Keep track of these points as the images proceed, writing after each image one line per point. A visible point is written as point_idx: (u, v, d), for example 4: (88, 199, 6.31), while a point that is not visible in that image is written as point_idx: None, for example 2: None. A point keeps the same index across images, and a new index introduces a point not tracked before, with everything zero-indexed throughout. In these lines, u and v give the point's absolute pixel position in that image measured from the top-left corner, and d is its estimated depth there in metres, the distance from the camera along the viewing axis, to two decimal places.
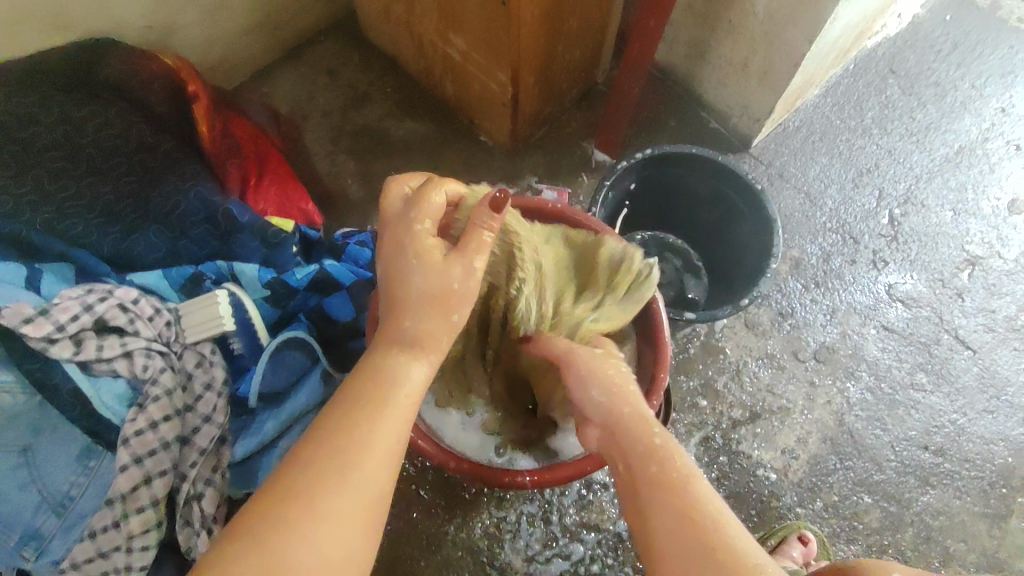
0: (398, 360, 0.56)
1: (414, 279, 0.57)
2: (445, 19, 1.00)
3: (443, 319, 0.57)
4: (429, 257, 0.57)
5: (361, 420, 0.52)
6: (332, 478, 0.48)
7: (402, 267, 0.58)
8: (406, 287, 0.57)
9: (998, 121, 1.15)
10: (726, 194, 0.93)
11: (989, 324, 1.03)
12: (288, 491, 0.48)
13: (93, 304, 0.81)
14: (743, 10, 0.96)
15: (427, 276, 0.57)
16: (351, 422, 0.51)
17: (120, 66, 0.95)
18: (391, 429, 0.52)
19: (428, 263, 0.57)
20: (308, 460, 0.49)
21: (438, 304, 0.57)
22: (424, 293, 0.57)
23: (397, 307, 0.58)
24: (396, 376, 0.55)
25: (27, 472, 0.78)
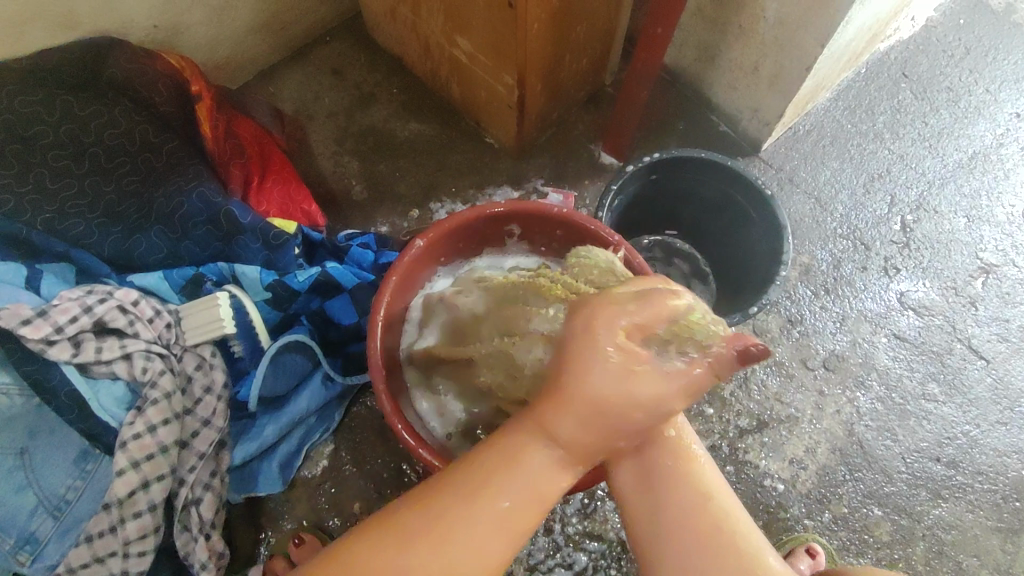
0: (538, 450, 0.45)
1: (586, 376, 0.43)
2: (452, 20, 0.99)
3: (608, 436, 0.44)
4: (614, 362, 0.42)
5: (466, 504, 0.45)
6: (418, 560, 0.45)
7: (572, 343, 0.44)
8: (582, 382, 0.43)
9: (1012, 127, 1.13)
10: (736, 199, 0.91)
11: (1002, 334, 1.01)
12: (371, 555, 0.45)
13: (92, 306, 0.80)
14: (754, 13, 0.94)
15: (596, 371, 0.42)
16: (454, 505, 0.46)
17: (125, 65, 0.94)
18: (498, 527, 0.45)
19: (600, 369, 0.42)
20: (405, 533, 0.46)
21: (605, 420, 0.43)
22: (590, 404, 0.43)
23: (562, 403, 0.44)
24: (525, 466, 0.45)
25: (23, 475, 0.76)
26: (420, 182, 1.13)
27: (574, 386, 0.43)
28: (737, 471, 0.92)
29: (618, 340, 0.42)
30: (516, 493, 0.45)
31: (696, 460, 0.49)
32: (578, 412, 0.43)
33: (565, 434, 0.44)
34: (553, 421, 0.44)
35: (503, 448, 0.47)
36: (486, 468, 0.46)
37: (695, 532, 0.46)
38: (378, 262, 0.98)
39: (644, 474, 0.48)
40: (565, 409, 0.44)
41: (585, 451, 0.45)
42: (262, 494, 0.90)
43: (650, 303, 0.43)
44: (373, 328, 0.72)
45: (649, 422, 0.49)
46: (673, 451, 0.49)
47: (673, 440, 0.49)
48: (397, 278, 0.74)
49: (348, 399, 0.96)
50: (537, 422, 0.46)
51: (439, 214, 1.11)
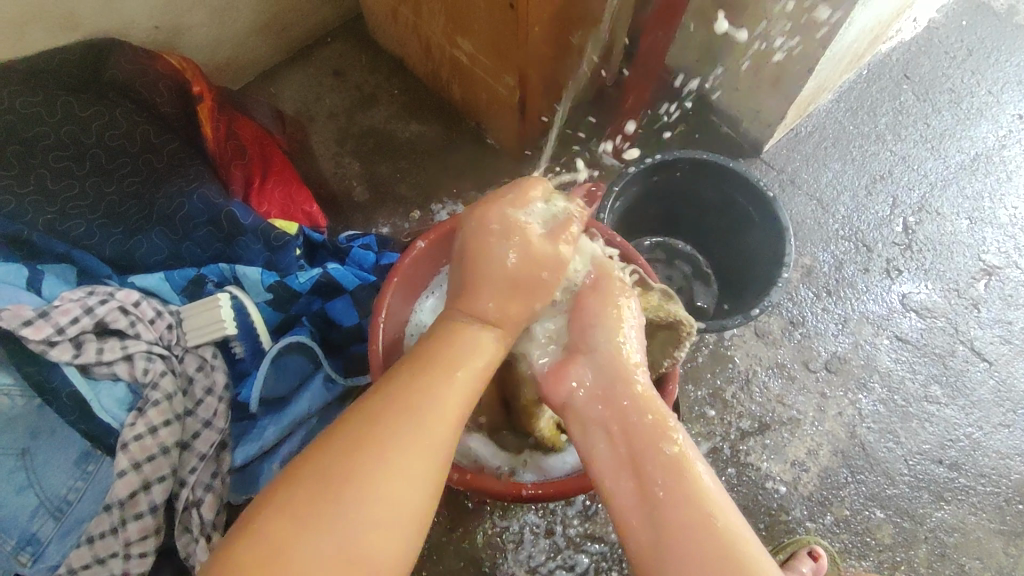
0: (467, 330, 0.58)
1: (492, 257, 0.61)
2: (453, 21, 0.99)
3: (527, 301, 0.61)
4: (494, 237, 0.61)
5: (419, 383, 0.54)
6: (394, 435, 0.50)
7: (473, 240, 0.62)
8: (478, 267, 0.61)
9: (1015, 129, 1.13)
10: (738, 201, 0.91)
11: (1005, 336, 1.00)
12: (346, 440, 0.50)
13: (93, 307, 0.80)
14: (756, 15, 0.94)
15: (500, 253, 0.60)
16: (412, 384, 0.53)
17: (126, 66, 0.95)
18: (453, 394, 0.54)
19: (500, 249, 0.61)
20: (375, 415, 0.51)
21: (519, 286, 0.60)
22: (499, 277, 0.60)
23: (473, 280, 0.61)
24: (461, 342, 0.57)
25: (24, 476, 0.76)
26: (421, 183, 1.13)
27: (484, 266, 0.60)
28: (739, 473, 0.91)
29: (509, 232, 0.61)
30: (462, 366, 0.55)
31: (694, 470, 0.52)
32: (490, 286, 0.60)
33: (484, 308, 0.60)
34: (470, 300, 0.60)
35: (436, 337, 0.58)
36: (429, 354, 0.56)
37: (687, 536, 0.49)
38: (380, 263, 0.98)
39: (639, 479, 0.53)
40: (483, 285, 0.60)
41: (509, 318, 0.60)
42: (263, 495, 0.88)
43: (512, 194, 0.64)
44: (375, 331, 0.72)
45: (642, 428, 0.55)
46: (670, 463, 0.52)
47: (671, 453, 0.53)
48: (398, 279, 0.75)
49: (350, 399, 0.96)
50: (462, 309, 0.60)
51: (440, 216, 1.11)
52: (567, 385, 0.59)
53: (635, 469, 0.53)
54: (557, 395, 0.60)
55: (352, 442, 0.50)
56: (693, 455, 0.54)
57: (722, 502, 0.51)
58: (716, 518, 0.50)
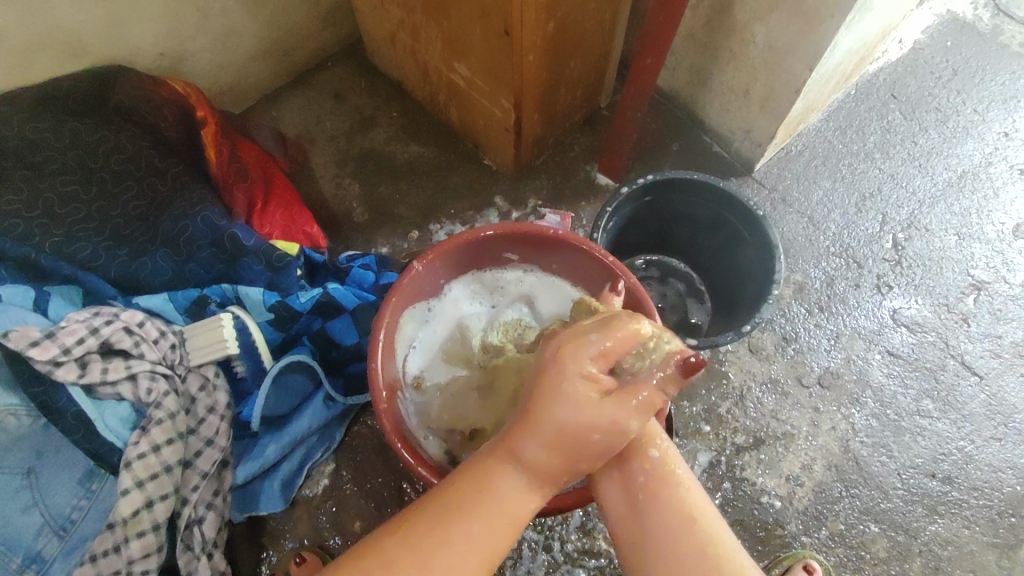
0: (503, 481, 0.51)
1: (555, 408, 0.49)
2: (449, 47, 1.02)
3: (570, 462, 0.51)
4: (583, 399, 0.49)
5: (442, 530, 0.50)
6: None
7: (551, 385, 0.49)
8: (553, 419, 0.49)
9: (1001, 146, 1.15)
10: (728, 220, 0.93)
11: (995, 350, 1.02)
12: None
13: (99, 328, 0.82)
14: (744, 37, 0.97)
15: (566, 405, 0.49)
16: (433, 531, 0.50)
17: (132, 92, 0.97)
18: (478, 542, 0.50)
19: (567, 411, 0.49)
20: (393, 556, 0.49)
21: (581, 449, 0.50)
22: (565, 431, 0.49)
23: (525, 428, 0.50)
24: (495, 490, 0.51)
25: (30, 494, 0.78)
26: (420, 203, 1.15)
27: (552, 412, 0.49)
28: (734, 488, 0.93)
29: (580, 371, 0.49)
30: (483, 517, 0.50)
31: (677, 480, 0.53)
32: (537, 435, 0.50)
33: (530, 456, 0.51)
34: (521, 444, 0.51)
35: (471, 477, 0.52)
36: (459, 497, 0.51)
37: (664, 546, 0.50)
38: (379, 283, 1.00)
39: (626, 491, 0.53)
40: (537, 431, 0.50)
41: (549, 475, 0.51)
42: (264, 513, 0.91)
43: (618, 335, 0.50)
44: (374, 349, 0.73)
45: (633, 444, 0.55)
46: (652, 473, 0.53)
47: (651, 458, 0.54)
48: (396, 298, 0.76)
49: (350, 418, 0.98)
50: (504, 454, 0.52)
51: (438, 236, 1.13)
52: None
53: (623, 488, 0.53)
54: None
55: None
56: (676, 464, 0.55)
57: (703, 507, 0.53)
58: (699, 522, 0.51)
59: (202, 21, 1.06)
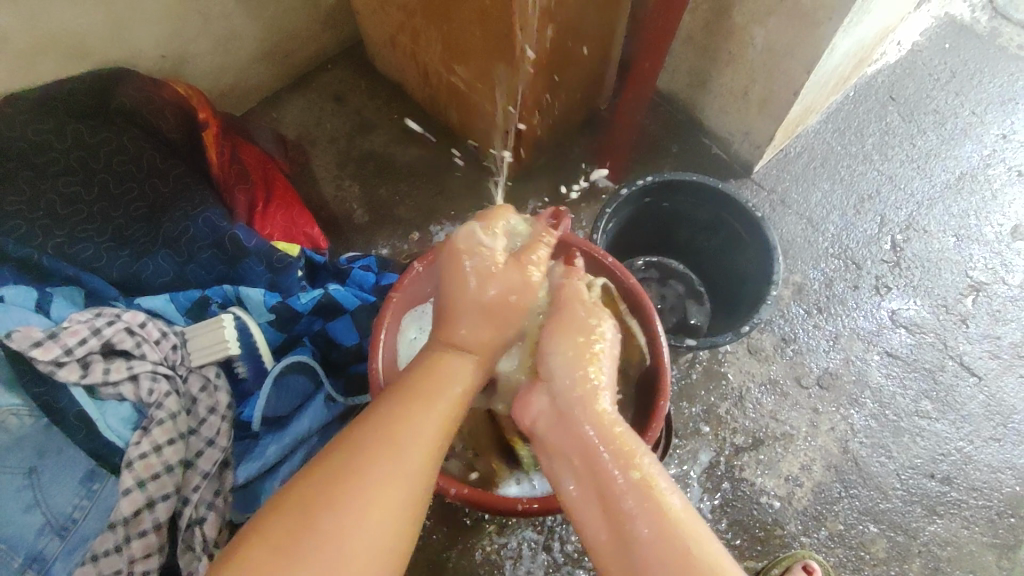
0: (447, 358, 0.66)
1: (465, 290, 0.68)
2: (450, 50, 1.02)
3: (497, 328, 0.69)
4: (486, 270, 0.69)
5: (405, 412, 0.59)
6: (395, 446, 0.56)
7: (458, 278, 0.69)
8: (462, 295, 0.68)
9: (999, 148, 1.16)
10: (728, 221, 0.94)
11: (994, 351, 1.02)
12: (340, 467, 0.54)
13: (101, 328, 0.83)
14: (743, 40, 0.97)
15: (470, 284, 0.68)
16: (394, 419, 0.58)
17: (135, 94, 0.97)
18: (434, 421, 0.59)
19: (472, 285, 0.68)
20: (374, 437, 0.56)
21: (497, 309, 0.69)
22: (483, 302, 0.68)
23: (448, 313, 0.69)
24: (438, 376, 0.63)
25: (31, 494, 0.78)
26: (420, 205, 1.16)
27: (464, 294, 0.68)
28: (734, 488, 0.93)
29: (478, 259, 0.69)
30: (438, 392, 0.62)
31: (659, 495, 0.54)
32: (466, 319, 0.68)
33: (463, 338, 0.67)
34: (448, 331, 0.68)
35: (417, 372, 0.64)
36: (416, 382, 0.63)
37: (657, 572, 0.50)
38: (379, 284, 1.00)
39: (609, 513, 0.55)
40: (460, 317, 0.68)
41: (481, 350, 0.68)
42: (264, 513, 0.90)
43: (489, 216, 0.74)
44: (375, 350, 0.74)
45: (608, 462, 0.57)
46: (637, 494, 0.54)
47: (636, 482, 0.55)
48: (397, 299, 0.77)
49: (351, 419, 0.98)
50: (443, 348, 0.67)
51: (438, 237, 1.13)
52: (529, 411, 0.64)
53: (607, 509, 0.56)
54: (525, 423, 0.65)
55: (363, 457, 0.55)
56: (658, 478, 0.56)
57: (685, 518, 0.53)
58: (692, 551, 0.51)
59: (204, 24, 1.07)
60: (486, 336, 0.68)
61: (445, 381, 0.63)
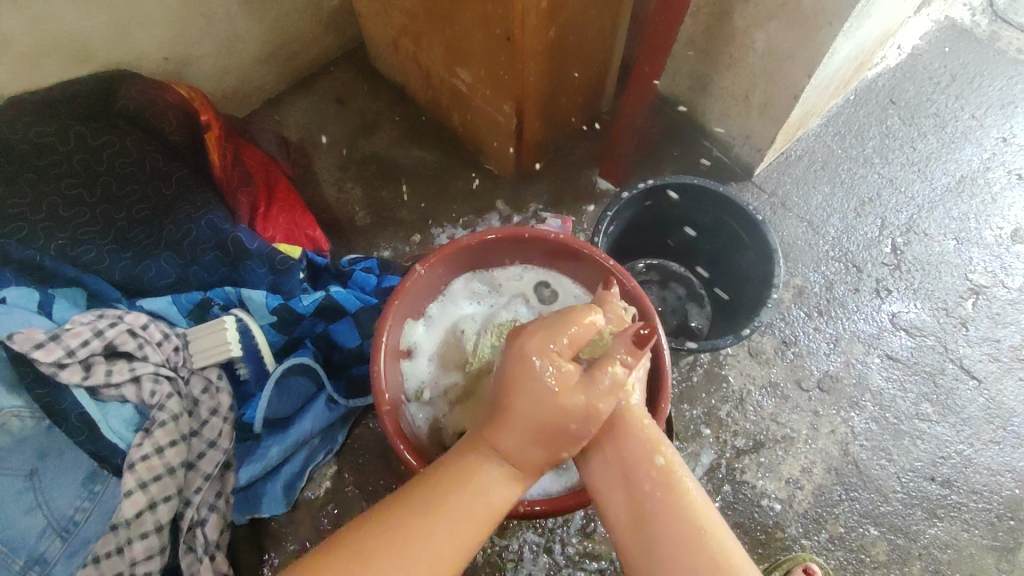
0: (484, 469, 0.53)
1: (532, 402, 0.52)
2: (452, 52, 1.03)
3: (551, 451, 0.53)
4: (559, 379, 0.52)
5: (427, 524, 0.50)
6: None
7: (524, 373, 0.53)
8: (524, 412, 0.52)
9: (999, 151, 1.16)
10: (729, 224, 0.94)
11: (994, 354, 1.02)
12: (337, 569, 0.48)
13: (103, 330, 0.83)
14: (744, 44, 0.97)
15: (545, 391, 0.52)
16: (411, 523, 0.50)
17: (138, 97, 0.98)
18: (457, 539, 0.51)
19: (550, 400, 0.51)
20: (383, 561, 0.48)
21: (554, 439, 0.52)
22: (538, 423, 0.52)
23: (501, 421, 0.54)
24: (478, 487, 0.53)
25: (33, 496, 0.78)
26: (421, 207, 1.16)
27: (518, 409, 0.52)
28: (734, 491, 0.93)
29: (550, 362, 0.52)
30: (469, 516, 0.52)
31: (681, 479, 0.52)
32: (516, 429, 0.53)
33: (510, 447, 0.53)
34: (499, 437, 0.54)
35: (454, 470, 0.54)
36: (442, 498, 0.52)
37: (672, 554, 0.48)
38: (381, 285, 1.01)
39: (630, 490, 0.53)
40: (514, 423, 0.53)
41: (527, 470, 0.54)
42: (266, 515, 0.91)
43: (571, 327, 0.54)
44: (376, 351, 0.74)
45: (633, 443, 0.54)
46: (661, 476, 0.52)
47: (659, 466, 0.53)
48: (400, 300, 0.77)
49: (352, 420, 0.98)
50: (489, 446, 0.55)
51: (439, 239, 1.14)
52: None
53: (628, 488, 0.53)
54: None
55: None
56: (680, 465, 0.53)
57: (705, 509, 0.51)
58: (708, 535, 0.49)
59: (207, 27, 1.07)
60: (536, 454, 0.53)
61: (481, 494, 0.52)
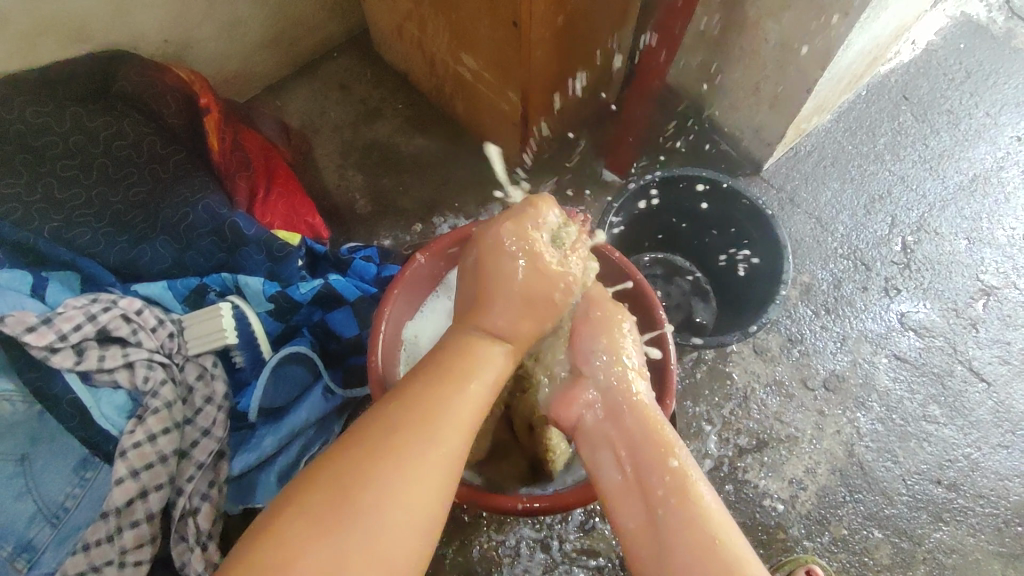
0: (479, 344, 0.60)
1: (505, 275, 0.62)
2: (457, 38, 1.00)
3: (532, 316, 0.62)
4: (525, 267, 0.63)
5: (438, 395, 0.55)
6: (430, 445, 0.52)
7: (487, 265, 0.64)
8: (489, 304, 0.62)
9: (1013, 150, 1.14)
10: (737, 218, 0.92)
11: (1003, 356, 1.00)
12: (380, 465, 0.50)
13: (96, 314, 0.81)
14: (758, 35, 0.95)
15: (514, 272, 0.62)
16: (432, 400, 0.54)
17: (135, 79, 0.95)
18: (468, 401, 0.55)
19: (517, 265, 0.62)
20: (394, 424, 0.52)
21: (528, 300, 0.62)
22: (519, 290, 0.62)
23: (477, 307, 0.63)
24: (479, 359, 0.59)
25: (24, 481, 0.76)
26: (424, 196, 1.14)
27: (498, 289, 0.62)
28: (736, 490, 0.91)
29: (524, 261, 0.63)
30: (477, 375, 0.57)
31: (698, 492, 0.54)
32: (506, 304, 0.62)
33: (497, 324, 0.61)
34: (485, 317, 0.62)
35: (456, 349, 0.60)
36: (444, 363, 0.58)
37: (685, 546, 0.51)
38: (381, 275, 0.99)
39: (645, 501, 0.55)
40: (497, 300, 0.62)
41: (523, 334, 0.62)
42: (260, 506, 0.88)
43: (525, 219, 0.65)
44: (374, 343, 0.72)
45: (647, 444, 0.57)
46: (674, 482, 0.54)
47: (671, 471, 0.55)
48: (398, 291, 0.75)
49: (349, 411, 0.96)
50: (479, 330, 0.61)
51: (441, 229, 1.12)
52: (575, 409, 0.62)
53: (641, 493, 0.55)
54: (568, 420, 0.62)
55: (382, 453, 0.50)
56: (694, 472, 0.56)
57: (723, 521, 0.52)
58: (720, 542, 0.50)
59: (209, 9, 1.05)
60: (525, 326, 0.62)
61: (484, 361, 0.59)
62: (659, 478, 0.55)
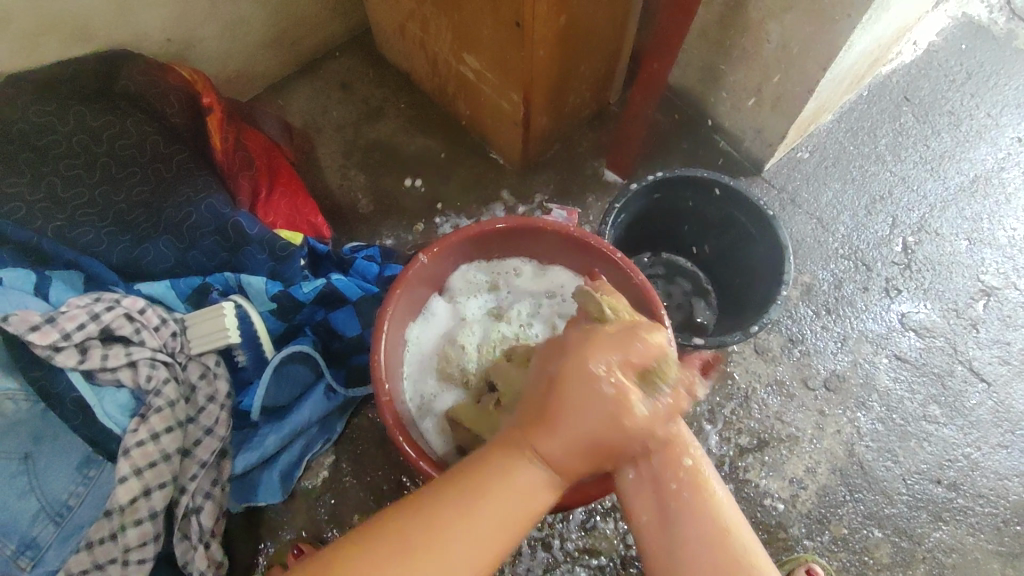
0: (523, 466, 0.49)
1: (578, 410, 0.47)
2: (460, 38, 1.01)
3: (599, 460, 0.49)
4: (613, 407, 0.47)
5: (468, 506, 0.47)
6: (450, 538, 0.46)
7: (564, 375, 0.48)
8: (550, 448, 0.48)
9: (1014, 151, 1.14)
10: (738, 219, 0.92)
11: (1004, 356, 1.01)
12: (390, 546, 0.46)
13: (99, 313, 0.81)
14: (759, 36, 0.95)
15: (593, 409, 0.47)
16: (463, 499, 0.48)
17: (139, 78, 0.96)
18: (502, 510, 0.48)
19: (600, 422, 0.47)
20: (426, 512, 0.47)
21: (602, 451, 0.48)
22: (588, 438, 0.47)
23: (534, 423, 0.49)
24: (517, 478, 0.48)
25: (27, 480, 0.76)
26: (425, 196, 1.14)
27: (562, 421, 0.48)
28: (737, 489, 0.92)
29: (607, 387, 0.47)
30: (516, 498, 0.48)
31: (711, 487, 0.51)
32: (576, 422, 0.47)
33: (555, 454, 0.48)
34: (544, 442, 0.48)
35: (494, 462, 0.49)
36: (480, 471, 0.49)
37: (702, 543, 0.49)
38: (383, 274, 0.99)
39: (656, 499, 0.50)
40: (562, 429, 0.48)
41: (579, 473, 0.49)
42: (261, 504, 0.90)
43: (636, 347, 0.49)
44: (377, 342, 0.72)
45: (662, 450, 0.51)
46: (689, 478, 0.50)
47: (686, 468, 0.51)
48: (402, 290, 0.75)
49: (350, 410, 0.97)
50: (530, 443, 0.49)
51: (443, 229, 1.12)
52: None
53: (654, 490, 0.50)
54: None
55: (411, 545, 0.46)
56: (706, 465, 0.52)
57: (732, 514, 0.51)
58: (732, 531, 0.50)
59: (211, 8, 1.05)
60: (584, 465, 0.49)
61: (516, 486, 0.48)
62: (674, 475, 0.50)
